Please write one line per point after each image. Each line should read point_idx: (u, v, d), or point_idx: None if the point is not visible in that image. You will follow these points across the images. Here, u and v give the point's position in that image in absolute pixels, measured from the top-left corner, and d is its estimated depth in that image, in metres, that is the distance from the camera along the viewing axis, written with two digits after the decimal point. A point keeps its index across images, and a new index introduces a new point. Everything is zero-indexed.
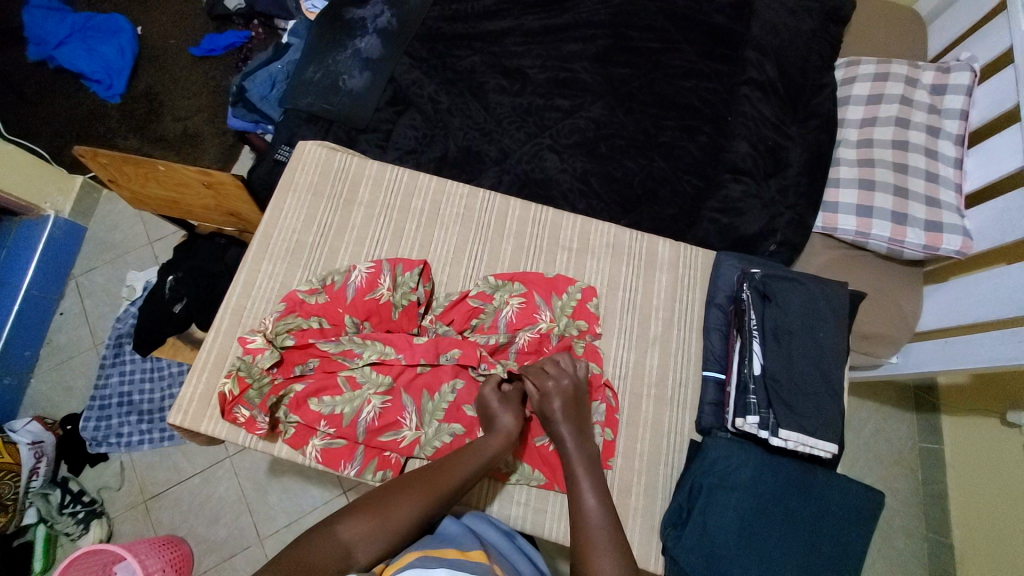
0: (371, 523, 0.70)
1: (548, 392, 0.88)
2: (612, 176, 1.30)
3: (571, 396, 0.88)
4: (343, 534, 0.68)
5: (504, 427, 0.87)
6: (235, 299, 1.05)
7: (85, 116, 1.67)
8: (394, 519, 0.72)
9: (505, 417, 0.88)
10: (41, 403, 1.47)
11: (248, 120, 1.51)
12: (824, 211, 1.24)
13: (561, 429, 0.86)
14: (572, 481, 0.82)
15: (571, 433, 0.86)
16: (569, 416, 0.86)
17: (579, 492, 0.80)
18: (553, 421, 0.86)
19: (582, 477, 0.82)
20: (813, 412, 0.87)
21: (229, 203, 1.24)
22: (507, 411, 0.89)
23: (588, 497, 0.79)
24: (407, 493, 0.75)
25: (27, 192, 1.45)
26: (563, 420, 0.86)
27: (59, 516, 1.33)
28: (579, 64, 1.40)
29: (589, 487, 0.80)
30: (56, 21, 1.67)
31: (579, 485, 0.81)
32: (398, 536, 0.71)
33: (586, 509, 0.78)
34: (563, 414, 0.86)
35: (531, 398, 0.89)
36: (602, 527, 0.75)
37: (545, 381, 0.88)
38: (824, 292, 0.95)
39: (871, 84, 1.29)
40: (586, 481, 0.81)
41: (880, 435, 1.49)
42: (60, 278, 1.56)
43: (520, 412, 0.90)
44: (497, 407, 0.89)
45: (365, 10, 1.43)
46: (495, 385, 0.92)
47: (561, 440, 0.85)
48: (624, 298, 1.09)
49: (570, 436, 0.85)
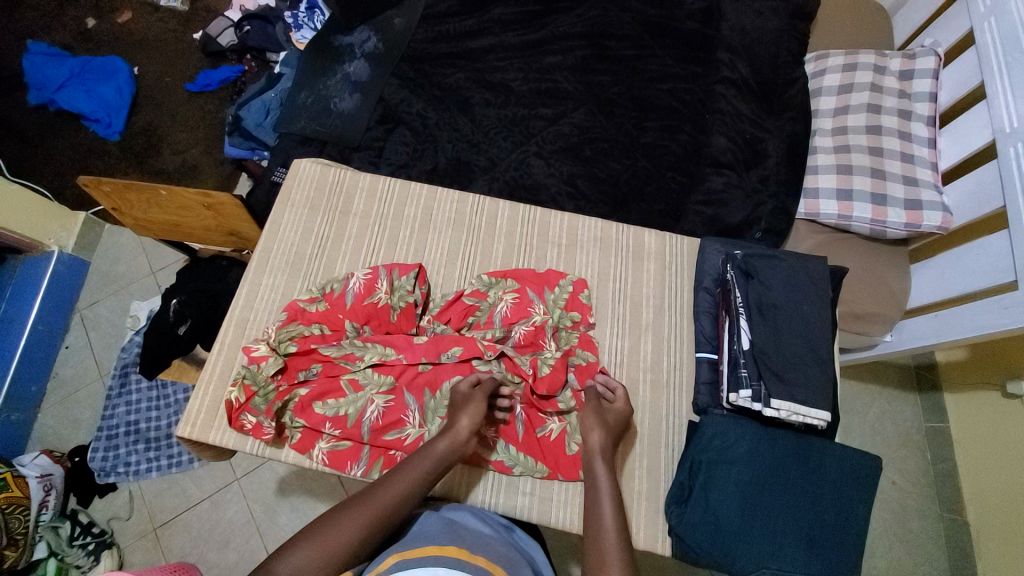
0: (309, 553, 0.70)
1: (600, 408, 0.95)
2: (598, 177, 1.35)
3: (623, 417, 0.94)
4: (282, 568, 0.68)
5: (458, 427, 0.88)
6: (238, 312, 1.08)
7: (86, 154, 1.73)
8: (330, 546, 0.71)
9: (462, 418, 0.89)
10: (49, 437, 1.48)
11: (244, 148, 1.57)
12: (806, 197, 1.27)
13: (595, 440, 0.91)
14: (596, 495, 0.86)
15: (603, 444, 0.91)
16: (607, 431, 0.92)
17: (600, 510, 0.83)
18: (590, 430, 0.92)
19: (605, 492, 0.85)
20: (803, 381, 0.89)
21: (231, 222, 1.29)
22: (470, 411, 0.90)
23: (608, 516, 0.82)
24: (345, 516, 0.75)
25: (32, 230, 1.48)
26: (597, 429, 0.92)
27: (70, 548, 1.32)
28: (559, 74, 1.45)
29: (609, 507, 0.83)
30: (56, 66, 1.74)
31: (599, 502, 0.84)
32: (337, 561, 0.71)
33: (604, 524, 0.81)
34: (603, 429, 0.92)
35: (590, 412, 0.94)
36: (617, 545, 0.78)
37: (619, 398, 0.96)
38: (804, 267, 0.98)
39: (841, 75, 1.34)
40: (609, 495, 0.85)
41: (887, 417, 1.49)
42: (65, 312, 1.59)
43: (484, 410, 0.91)
44: (458, 408, 0.90)
45: (352, 37, 1.50)
46: (468, 384, 0.94)
47: (590, 449, 0.91)
48: (615, 289, 1.12)
49: (599, 445, 0.90)
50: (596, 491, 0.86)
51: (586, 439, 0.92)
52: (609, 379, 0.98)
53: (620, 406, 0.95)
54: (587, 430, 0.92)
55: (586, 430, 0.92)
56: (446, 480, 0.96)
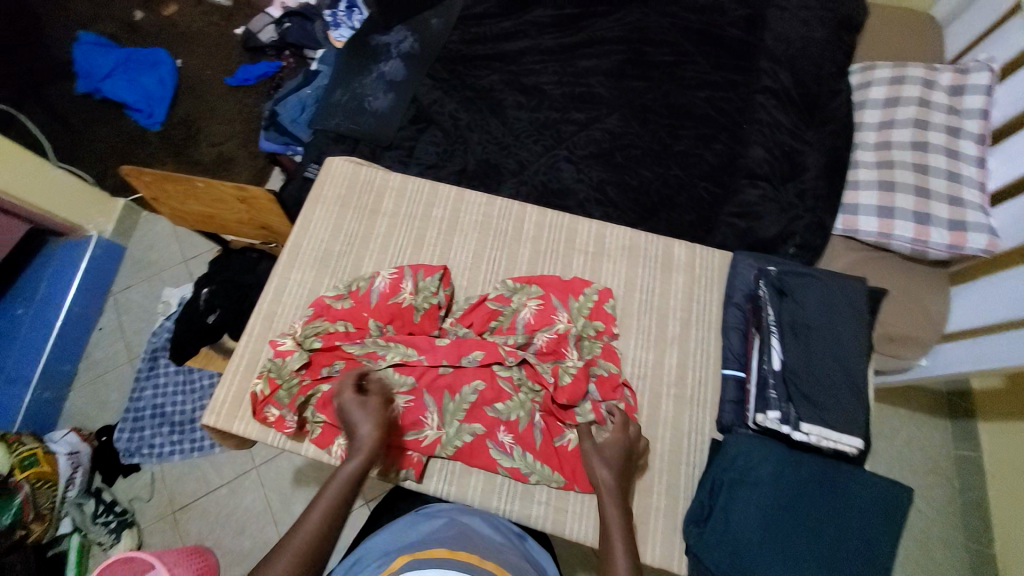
0: None
1: (602, 442, 0.89)
2: (628, 184, 1.33)
3: (624, 452, 0.88)
4: None
5: (361, 434, 0.84)
6: (266, 306, 1.10)
7: (128, 143, 1.78)
8: None
9: (364, 425, 0.84)
10: (77, 417, 1.53)
11: (278, 142, 1.59)
12: (844, 214, 1.23)
13: (603, 475, 0.86)
14: (608, 532, 0.81)
15: (611, 482, 0.85)
16: (616, 466, 0.87)
17: (613, 551, 0.78)
18: (597, 467, 0.87)
19: (618, 530, 0.80)
20: (834, 405, 0.87)
21: (263, 216, 1.33)
22: (368, 416, 0.85)
23: (621, 555, 0.77)
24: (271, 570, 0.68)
25: (73, 214, 1.54)
26: (605, 466, 0.87)
27: (93, 525, 1.37)
28: (594, 79, 1.44)
29: (623, 548, 0.78)
30: (102, 55, 1.80)
31: (611, 541, 0.79)
32: None
33: (617, 565, 0.76)
34: (610, 465, 0.87)
35: (592, 447, 0.89)
36: None
37: (627, 431, 0.90)
38: (842, 287, 0.95)
39: (887, 88, 1.29)
40: (621, 535, 0.80)
41: (914, 442, 1.43)
42: (101, 295, 1.64)
43: (382, 410, 0.87)
44: (356, 416, 0.86)
45: (389, 36, 1.52)
46: (353, 386, 0.89)
47: (600, 485, 0.86)
48: (641, 299, 1.11)
49: (610, 481, 0.85)
50: (608, 531, 0.80)
51: (594, 475, 0.87)
52: (614, 407, 0.94)
53: (624, 437, 0.89)
54: (593, 466, 0.88)
55: (594, 466, 0.88)
56: (462, 484, 0.96)
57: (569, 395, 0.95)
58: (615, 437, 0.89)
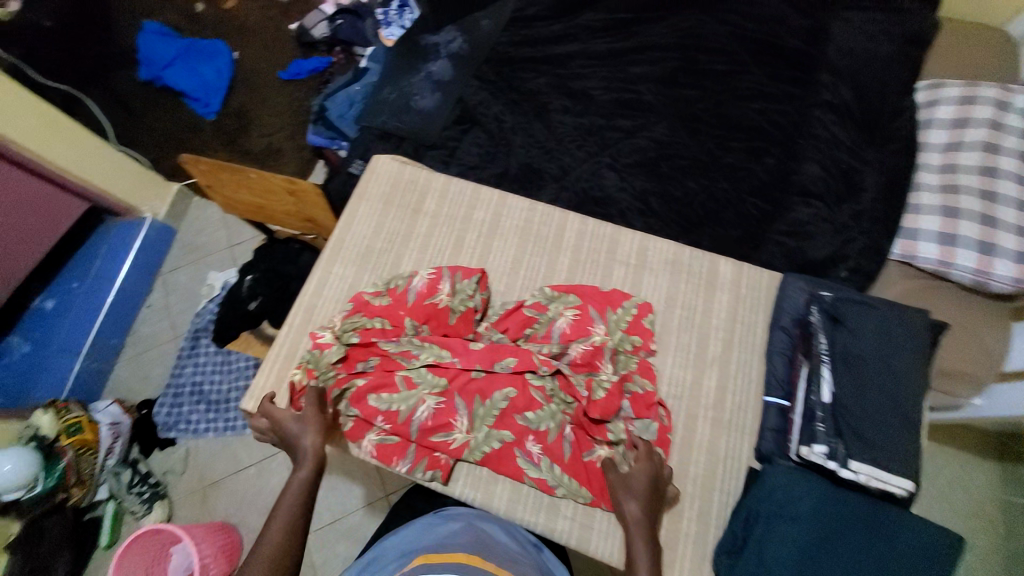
0: None
1: (629, 474, 0.88)
2: (672, 196, 1.30)
3: (650, 489, 0.87)
4: None
5: (306, 446, 0.91)
6: (308, 298, 1.12)
7: (183, 130, 1.85)
8: None
9: (307, 437, 0.92)
10: (122, 388, 1.60)
11: (326, 137, 1.62)
12: (902, 238, 1.17)
13: (631, 509, 0.86)
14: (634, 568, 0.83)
15: (640, 516, 0.85)
16: (645, 501, 0.86)
17: None
18: (625, 502, 0.87)
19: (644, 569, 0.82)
20: (885, 444, 0.83)
21: (308, 209, 1.41)
22: (309, 426, 0.93)
23: None
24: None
25: (129, 195, 1.61)
26: (633, 501, 0.86)
27: (128, 494, 1.43)
28: (643, 85, 1.41)
29: None
30: (166, 44, 1.87)
31: None
32: None
33: None
34: (639, 500, 0.86)
35: (619, 478, 0.89)
36: None
37: (645, 459, 0.88)
38: (899, 319, 0.90)
39: (955, 107, 1.22)
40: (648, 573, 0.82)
41: (960, 483, 1.35)
42: (150, 274, 1.71)
43: (321, 419, 0.94)
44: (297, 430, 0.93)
45: (438, 37, 1.53)
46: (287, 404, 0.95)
47: (628, 520, 0.86)
48: (682, 316, 1.08)
49: (640, 516, 0.85)
50: (634, 568, 0.83)
51: (623, 510, 0.86)
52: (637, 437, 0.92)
53: (647, 465, 0.88)
54: (620, 500, 0.87)
55: (623, 501, 0.87)
56: (487, 491, 0.95)
57: (609, 403, 0.94)
58: (642, 464, 0.88)
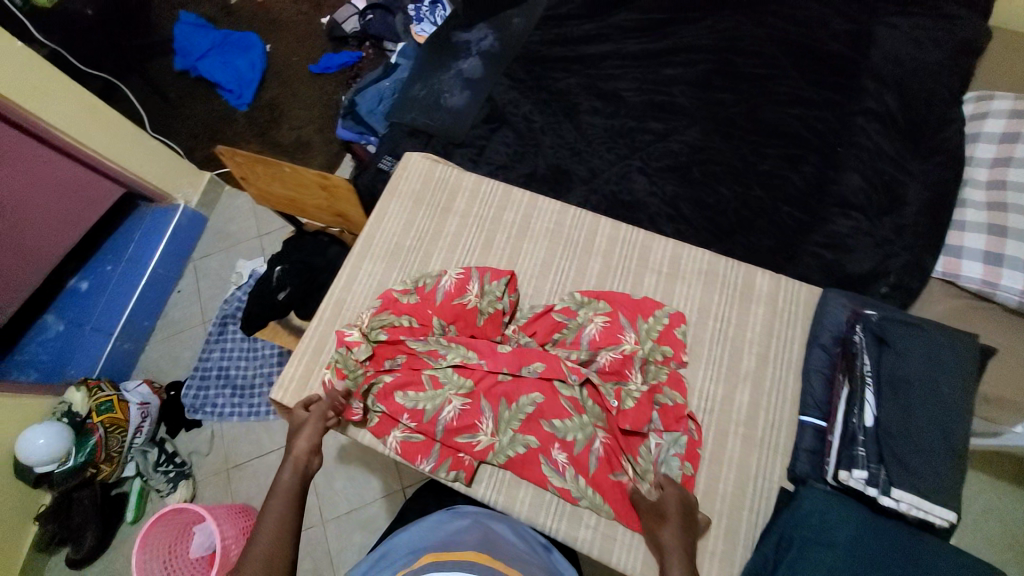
0: None
1: (662, 499, 0.86)
2: (704, 202, 1.27)
3: (683, 514, 0.85)
4: None
5: (297, 450, 0.89)
6: (337, 294, 1.12)
7: (216, 120, 1.87)
8: None
9: (301, 440, 0.90)
10: (151, 367, 1.63)
11: (354, 131, 1.61)
12: (946, 255, 1.13)
13: (666, 536, 0.83)
14: None
15: (678, 541, 0.82)
16: (679, 526, 0.83)
17: None
18: (659, 529, 0.84)
19: None
20: (931, 473, 0.79)
21: (339, 205, 1.35)
22: (304, 429, 0.91)
23: None
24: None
25: (164, 182, 1.63)
26: (668, 528, 0.83)
27: (153, 472, 1.44)
28: (676, 88, 1.38)
29: None
30: (201, 36, 1.91)
31: None
32: None
33: None
34: (673, 526, 0.83)
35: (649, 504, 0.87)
36: None
37: (671, 489, 0.87)
38: (952, 342, 0.86)
39: (1006, 121, 1.16)
40: None
41: (995, 510, 1.30)
42: (182, 259, 1.73)
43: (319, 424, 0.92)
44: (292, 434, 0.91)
45: (470, 34, 1.52)
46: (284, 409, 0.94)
47: (664, 546, 0.82)
48: (714, 328, 1.05)
49: (676, 542, 0.82)
50: None
51: (658, 537, 0.83)
52: (659, 476, 0.90)
53: (674, 492, 0.86)
54: (652, 527, 0.85)
55: (657, 529, 0.84)
56: (510, 495, 0.94)
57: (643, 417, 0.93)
58: (671, 491, 0.87)
